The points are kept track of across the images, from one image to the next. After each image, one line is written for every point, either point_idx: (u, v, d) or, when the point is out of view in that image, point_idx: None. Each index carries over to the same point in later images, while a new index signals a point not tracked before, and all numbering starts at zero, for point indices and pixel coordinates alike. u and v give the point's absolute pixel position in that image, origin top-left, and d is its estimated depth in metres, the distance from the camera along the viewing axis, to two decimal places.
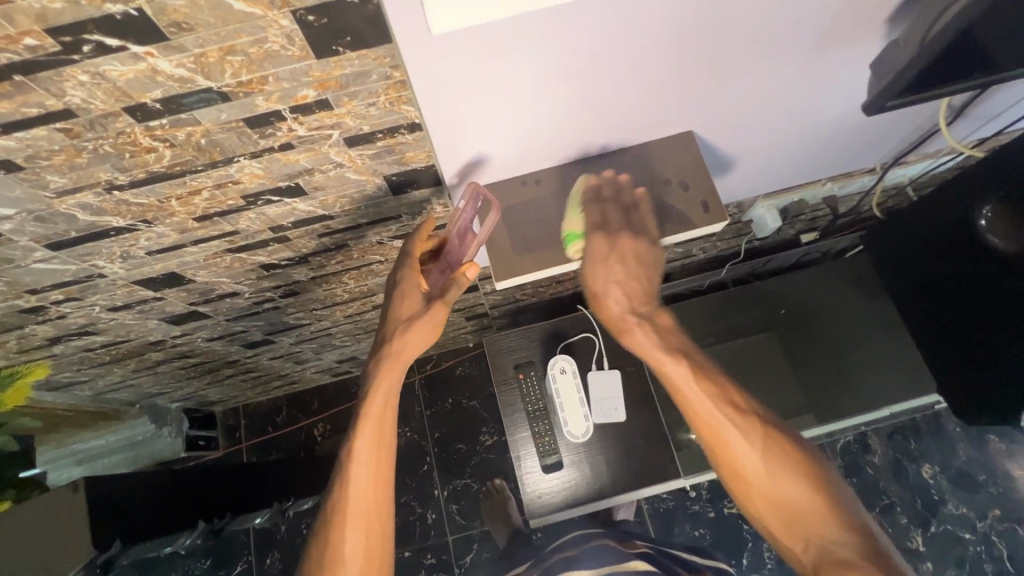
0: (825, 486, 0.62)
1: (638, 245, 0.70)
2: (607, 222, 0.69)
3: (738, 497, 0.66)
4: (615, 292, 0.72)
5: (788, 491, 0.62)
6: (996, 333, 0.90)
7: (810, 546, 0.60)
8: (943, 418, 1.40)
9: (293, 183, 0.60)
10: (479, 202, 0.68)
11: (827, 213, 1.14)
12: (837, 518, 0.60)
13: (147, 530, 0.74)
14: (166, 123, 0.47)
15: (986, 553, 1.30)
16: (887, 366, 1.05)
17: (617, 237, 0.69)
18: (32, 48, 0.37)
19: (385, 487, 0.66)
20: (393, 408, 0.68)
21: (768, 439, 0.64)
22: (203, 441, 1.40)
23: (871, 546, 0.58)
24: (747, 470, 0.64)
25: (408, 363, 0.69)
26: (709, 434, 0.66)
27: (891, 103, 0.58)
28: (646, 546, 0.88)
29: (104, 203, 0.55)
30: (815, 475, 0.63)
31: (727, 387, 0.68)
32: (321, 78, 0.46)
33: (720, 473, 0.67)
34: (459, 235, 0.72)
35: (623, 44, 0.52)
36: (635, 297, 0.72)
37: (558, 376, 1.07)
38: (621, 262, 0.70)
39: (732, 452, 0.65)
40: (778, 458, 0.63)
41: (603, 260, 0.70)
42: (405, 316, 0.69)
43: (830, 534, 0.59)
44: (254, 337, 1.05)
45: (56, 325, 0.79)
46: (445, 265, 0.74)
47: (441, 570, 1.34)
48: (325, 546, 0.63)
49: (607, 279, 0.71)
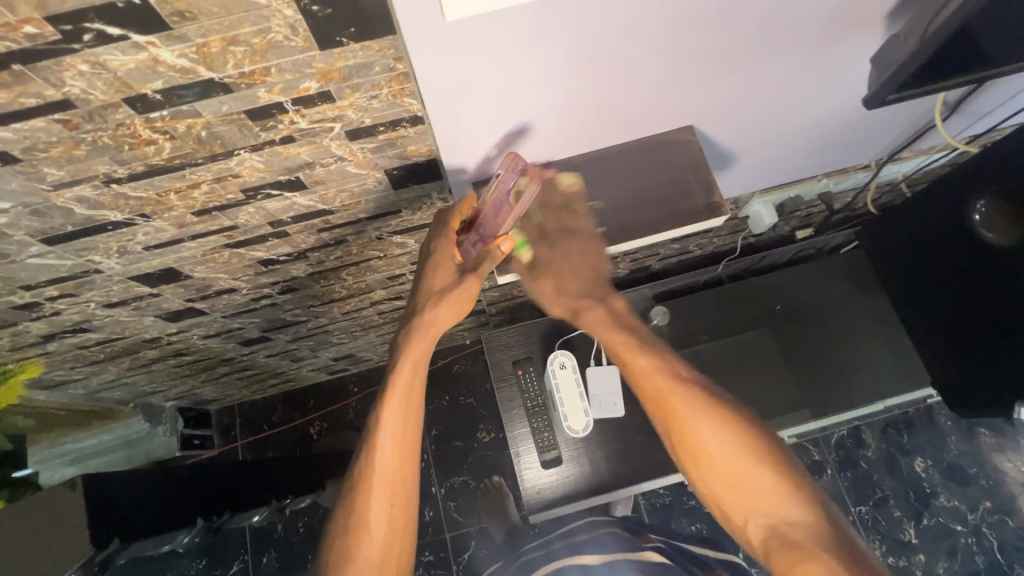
0: (788, 468, 0.60)
1: (576, 246, 0.72)
2: (545, 232, 0.72)
3: (689, 472, 0.64)
4: (567, 295, 0.75)
5: (744, 473, 0.60)
6: (983, 328, 0.92)
7: (761, 521, 0.58)
8: (935, 412, 1.42)
9: (293, 177, 0.59)
10: (517, 172, 0.64)
11: (823, 209, 1.15)
12: (788, 493, 0.58)
13: (146, 530, 0.73)
14: (167, 114, 0.46)
15: (978, 545, 1.32)
16: (879, 365, 1.08)
17: (557, 241, 0.72)
18: (32, 37, 0.37)
19: (410, 457, 0.66)
20: (421, 379, 0.67)
21: (714, 409, 0.64)
22: (198, 440, 1.39)
23: (830, 528, 0.56)
24: (702, 452, 0.62)
25: (437, 338, 0.69)
26: (666, 414, 0.65)
27: (892, 96, 0.59)
28: (660, 539, 0.88)
29: (102, 196, 0.54)
30: (768, 451, 0.61)
31: (670, 359, 0.69)
32: (324, 69, 0.46)
33: (677, 456, 0.65)
34: (494, 207, 0.66)
35: (628, 38, 0.53)
36: (587, 296, 0.75)
37: (557, 371, 1.05)
38: (566, 257, 0.73)
39: (689, 426, 0.63)
40: (732, 432, 0.62)
41: (556, 265, 0.73)
42: (438, 288, 0.68)
43: (780, 507, 0.58)
44: (250, 333, 1.04)
45: (50, 322, 0.78)
46: (478, 238, 0.69)
47: (439, 568, 1.34)
48: (348, 513, 0.64)
49: (555, 285, 0.74)
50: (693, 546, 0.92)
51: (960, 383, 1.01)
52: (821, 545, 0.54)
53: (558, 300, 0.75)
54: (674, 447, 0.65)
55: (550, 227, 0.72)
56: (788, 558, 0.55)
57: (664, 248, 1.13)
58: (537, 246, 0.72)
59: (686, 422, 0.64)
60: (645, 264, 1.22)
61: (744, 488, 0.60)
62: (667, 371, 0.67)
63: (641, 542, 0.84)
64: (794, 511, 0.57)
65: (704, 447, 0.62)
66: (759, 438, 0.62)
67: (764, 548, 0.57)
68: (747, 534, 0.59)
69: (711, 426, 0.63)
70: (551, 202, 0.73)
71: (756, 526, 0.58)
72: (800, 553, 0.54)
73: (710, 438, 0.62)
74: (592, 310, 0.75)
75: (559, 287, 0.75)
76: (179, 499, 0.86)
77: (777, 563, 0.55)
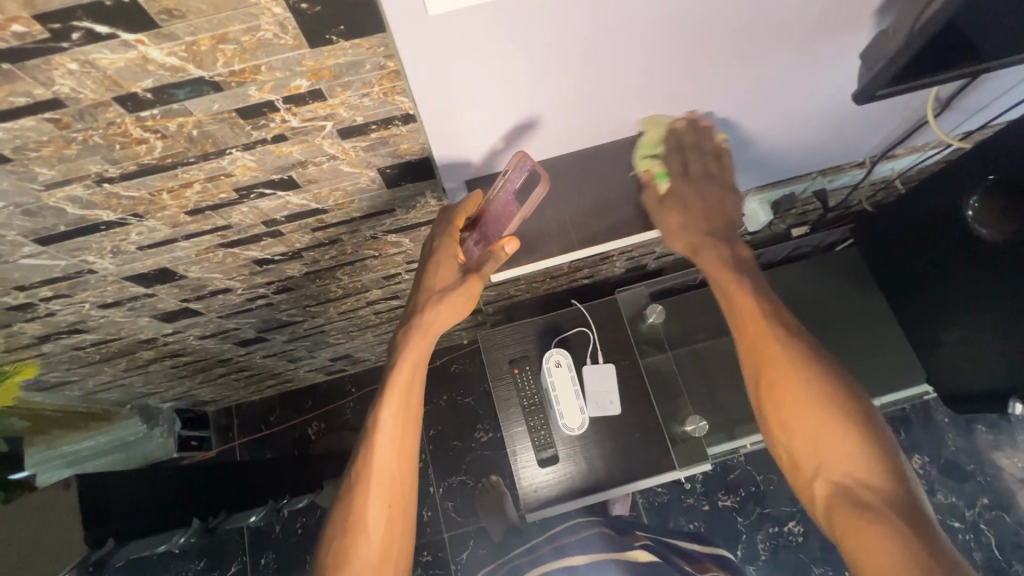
0: (878, 436, 0.59)
1: (715, 190, 0.72)
2: (688, 171, 0.72)
3: (771, 421, 0.64)
4: (690, 231, 0.71)
5: (825, 430, 0.60)
6: (976, 324, 0.92)
7: (837, 481, 0.58)
8: (932, 409, 1.42)
9: (286, 176, 0.59)
10: (524, 171, 0.67)
11: (818, 207, 1.15)
12: (877, 464, 0.57)
13: (141, 531, 0.73)
14: (158, 113, 0.46)
15: (975, 541, 1.32)
16: (866, 352, 1.10)
17: (699, 183, 0.72)
18: (20, 35, 0.37)
19: (407, 461, 0.66)
20: (420, 381, 0.68)
21: (816, 367, 0.63)
22: (196, 441, 1.38)
23: (910, 500, 0.54)
24: (790, 399, 0.62)
25: (436, 338, 0.69)
26: (760, 359, 0.65)
27: (881, 92, 0.59)
28: (648, 538, 0.88)
29: (94, 196, 0.54)
30: (865, 421, 0.59)
31: (783, 313, 0.68)
32: (314, 67, 0.46)
33: (762, 403, 0.65)
34: (502, 206, 0.70)
35: (617, 36, 0.53)
36: (709, 236, 0.71)
37: (553, 369, 1.04)
38: (700, 197, 0.71)
39: (784, 377, 0.63)
40: (828, 393, 0.61)
41: (687, 201, 0.71)
42: (439, 287, 0.69)
43: (861, 474, 0.57)
44: (247, 334, 1.04)
45: (45, 323, 0.78)
46: (482, 235, 0.71)
47: (437, 567, 1.34)
48: (345, 515, 0.63)
49: (682, 221, 0.71)
50: (680, 541, 0.93)
51: (956, 377, 1.01)
52: (893, 511, 0.54)
53: (682, 232, 0.71)
54: (759, 393, 0.65)
55: (692, 167, 0.72)
56: (850, 514, 0.55)
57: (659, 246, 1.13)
58: (677, 178, 0.71)
59: (779, 370, 0.64)
60: (641, 262, 1.23)
61: (826, 445, 0.59)
62: (775, 318, 0.66)
63: (630, 542, 0.84)
64: (874, 474, 0.56)
65: (793, 398, 0.62)
66: (855, 408, 0.60)
67: (826, 502, 0.58)
68: (813, 487, 0.60)
69: (805, 379, 0.62)
70: (701, 145, 0.72)
71: (823, 481, 0.59)
72: (869, 516, 0.54)
73: (801, 391, 0.62)
74: (710, 249, 0.71)
75: (685, 221, 0.71)
76: (173, 499, 0.86)
77: (837, 517, 0.56)
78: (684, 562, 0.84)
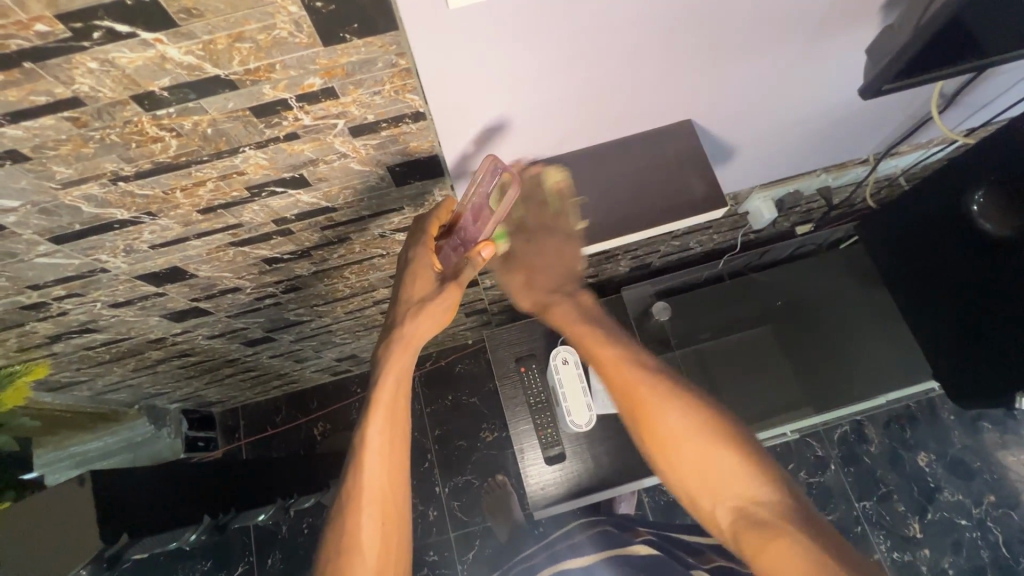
0: (752, 448, 0.62)
1: (551, 241, 0.74)
2: (527, 227, 0.73)
3: (659, 462, 0.65)
4: (538, 288, 0.77)
5: (709, 457, 0.61)
6: (983, 319, 0.92)
7: (731, 507, 0.59)
8: (937, 406, 1.42)
9: (297, 174, 0.60)
10: (495, 175, 0.65)
11: (822, 204, 1.16)
12: (759, 477, 0.59)
13: (155, 527, 0.73)
14: (174, 112, 0.47)
15: (982, 539, 1.32)
16: (872, 352, 1.10)
17: (537, 238, 0.74)
18: (43, 35, 0.38)
19: (398, 476, 0.65)
20: (405, 394, 0.67)
21: (682, 395, 0.66)
22: (203, 442, 1.40)
23: (792, 503, 0.57)
24: (668, 436, 0.64)
25: (418, 348, 0.68)
26: (632, 405, 0.67)
27: (887, 87, 0.60)
28: (650, 533, 0.88)
29: (109, 194, 0.55)
30: (736, 436, 0.62)
31: (639, 351, 0.72)
32: (327, 66, 0.47)
33: (646, 447, 0.67)
34: (472, 211, 0.68)
35: (622, 36, 0.54)
36: (558, 294, 0.78)
37: (560, 366, 1.06)
38: (541, 253, 0.75)
39: (657, 415, 0.65)
40: (699, 418, 0.64)
41: (531, 262, 0.75)
42: (416, 298, 0.67)
43: (750, 491, 0.58)
44: (254, 334, 1.05)
45: (56, 322, 0.78)
46: (458, 241, 0.69)
47: (443, 567, 1.34)
48: (340, 535, 0.63)
49: (526, 278, 0.77)
50: (683, 535, 0.93)
51: (956, 372, 1.01)
52: (784, 522, 0.55)
53: (528, 291, 0.77)
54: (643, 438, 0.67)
55: (531, 220, 0.73)
56: (753, 536, 0.55)
57: (664, 244, 1.14)
58: (516, 238, 0.72)
59: (654, 409, 0.66)
60: (647, 262, 1.24)
61: (709, 472, 0.61)
62: (636, 362, 0.70)
63: (630, 538, 0.84)
64: (760, 488, 0.58)
65: (672, 433, 0.64)
66: (725, 424, 0.64)
67: (733, 530, 0.58)
68: (717, 518, 0.60)
69: (679, 413, 0.64)
70: (534, 198, 0.73)
71: (724, 509, 0.59)
72: (765, 533, 0.55)
73: (678, 424, 0.64)
74: (559, 304, 0.77)
75: (529, 281, 0.77)
76: (185, 497, 0.86)
77: (745, 543, 0.56)
78: (688, 556, 0.82)
